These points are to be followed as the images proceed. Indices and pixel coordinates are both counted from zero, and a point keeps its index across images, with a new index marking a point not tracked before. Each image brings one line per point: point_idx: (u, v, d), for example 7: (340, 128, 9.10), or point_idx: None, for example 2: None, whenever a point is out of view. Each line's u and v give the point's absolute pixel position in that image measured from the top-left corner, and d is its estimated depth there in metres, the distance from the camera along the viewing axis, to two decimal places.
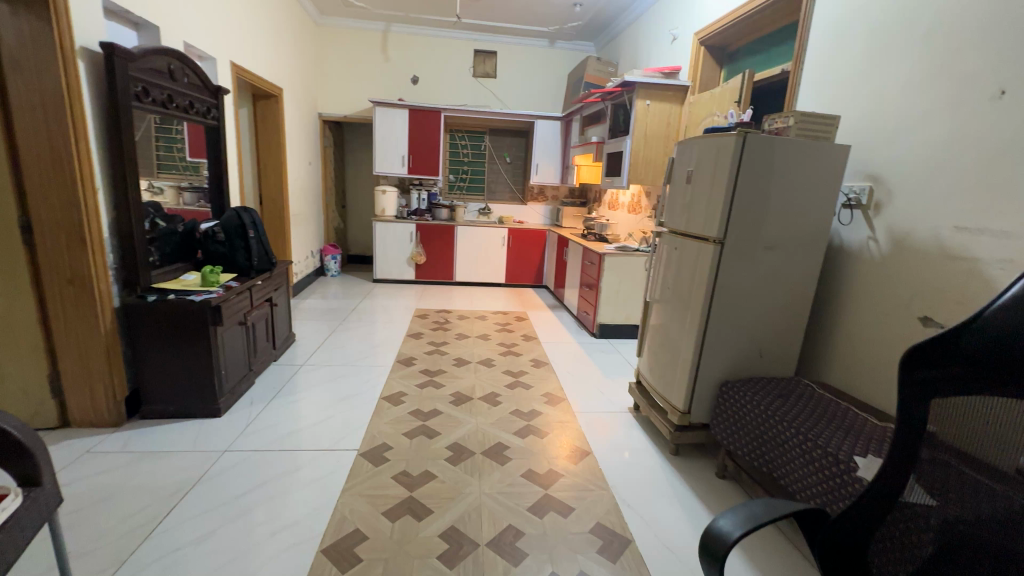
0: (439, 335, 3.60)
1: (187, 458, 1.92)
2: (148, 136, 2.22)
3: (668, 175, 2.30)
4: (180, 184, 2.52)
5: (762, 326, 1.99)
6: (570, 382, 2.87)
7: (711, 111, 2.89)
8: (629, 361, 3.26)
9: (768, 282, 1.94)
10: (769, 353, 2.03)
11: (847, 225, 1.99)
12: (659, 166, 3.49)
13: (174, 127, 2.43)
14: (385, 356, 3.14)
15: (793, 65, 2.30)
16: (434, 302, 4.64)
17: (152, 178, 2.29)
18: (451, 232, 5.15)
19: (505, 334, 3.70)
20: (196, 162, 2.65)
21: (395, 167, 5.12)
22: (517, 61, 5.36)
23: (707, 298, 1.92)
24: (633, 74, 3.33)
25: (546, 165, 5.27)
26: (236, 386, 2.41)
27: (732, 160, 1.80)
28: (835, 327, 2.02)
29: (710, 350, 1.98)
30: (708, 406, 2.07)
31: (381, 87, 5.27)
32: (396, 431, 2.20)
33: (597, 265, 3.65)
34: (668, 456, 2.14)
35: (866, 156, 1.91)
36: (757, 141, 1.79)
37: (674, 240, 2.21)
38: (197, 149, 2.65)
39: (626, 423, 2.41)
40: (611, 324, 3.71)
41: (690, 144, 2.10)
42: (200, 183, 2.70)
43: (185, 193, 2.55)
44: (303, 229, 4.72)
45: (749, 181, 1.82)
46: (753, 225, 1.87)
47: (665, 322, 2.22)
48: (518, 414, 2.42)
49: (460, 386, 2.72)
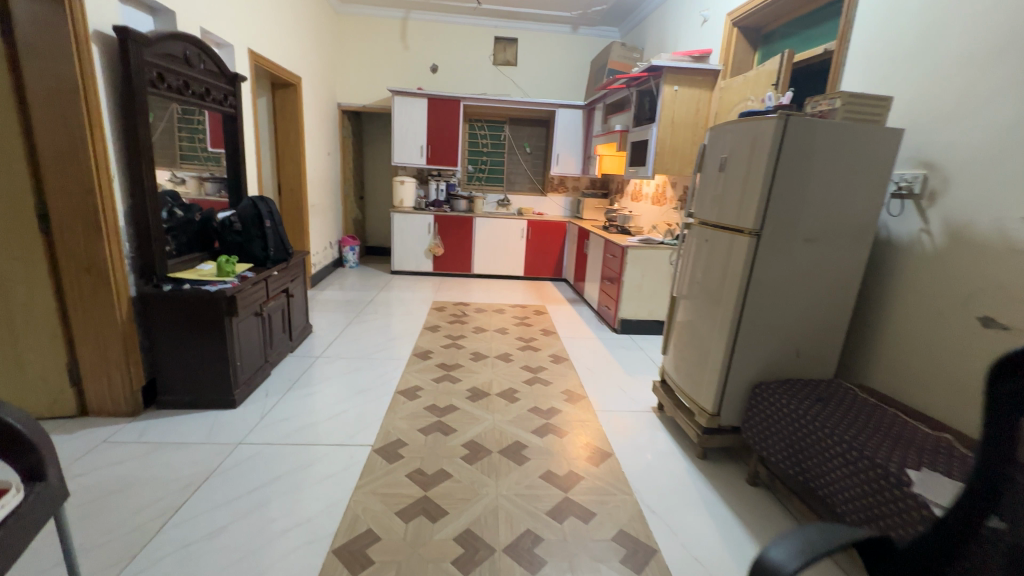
0: (456, 328, 3.54)
1: (201, 450, 1.89)
2: (171, 128, 2.25)
3: (698, 163, 2.17)
4: (203, 175, 2.53)
5: (800, 324, 1.86)
6: (591, 379, 2.77)
7: (744, 95, 2.73)
8: (652, 358, 3.14)
9: (807, 277, 1.81)
10: (806, 354, 1.90)
11: (897, 216, 1.83)
12: (687, 154, 3.33)
13: (197, 118, 2.45)
14: (401, 349, 3.09)
15: (837, 44, 2.14)
16: (452, 294, 4.58)
17: (174, 168, 2.31)
18: (469, 224, 5.08)
19: (523, 328, 3.62)
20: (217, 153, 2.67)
21: (413, 157, 5.05)
22: (539, 48, 5.23)
23: (741, 294, 1.80)
24: (661, 58, 3.18)
25: (567, 155, 5.14)
26: (252, 377, 2.38)
27: (772, 145, 1.67)
28: (882, 328, 1.87)
29: (743, 349, 1.86)
30: (739, 408, 1.95)
31: (400, 76, 5.20)
32: (411, 427, 2.14)
33: (619, 259, 3.54)
34: (695, 460, 2.03)
35: (919, 142, 1.75)
36: (799, 124, 1.65)
37: (704, 232, 2.09)
38: (218, 140, 2.67)
39: (650, 424, 2.31)
40: (633, 319, 3.59)
41: (724, 129, 1.97)
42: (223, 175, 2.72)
43: (207, 184, 2.58)
44: (321, 220, 4.71)
45: (789, 167, 1.69)
46: (792, 215, 1.74)
47: (694, 319, 2.10)
48: (537, 412, 2.34)
49: (477, 381, 2.65)
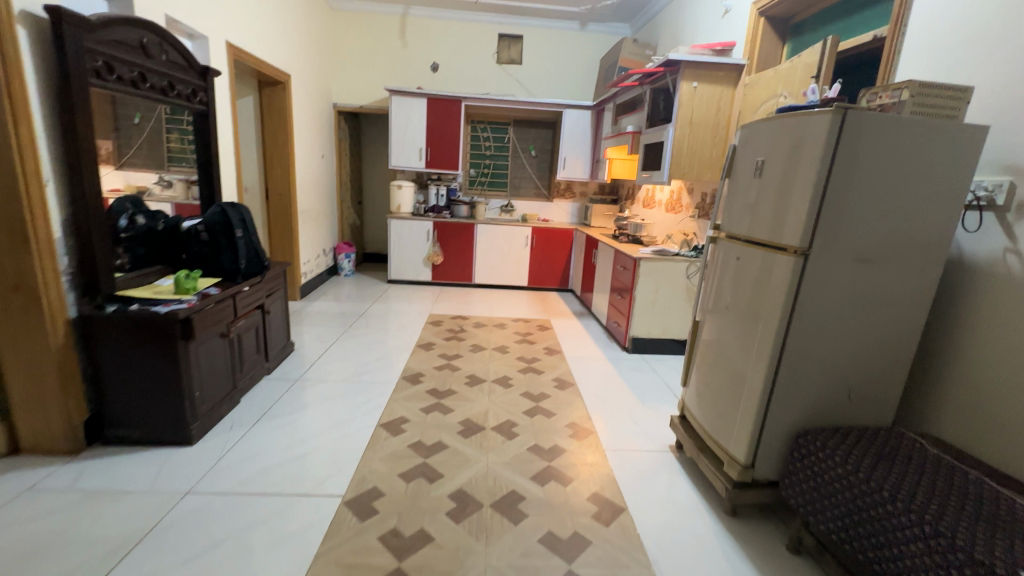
0: (452, 346, 3.25)
1: (143, 500, 1.62)
2: (157, 130, 2.23)
3: (727, 166, 1.86)
4: (191, 178, 2.48)
5: (853, 362, 1.54)
6: (599, 409, 2.46)
7: (775, 91, 2.44)
8: (668, 382, 2.83)
9: (862, 304, 1.49)
10: (860, 396, 1.57)
11: (972, 232, 1.52)
12: (707, 157, 3.02)
13: (185, 117, 2.39)
14: (390, 371, 2.79)
15: (891, 28, 1.82)
16: (451, 306, 4.30)
17: (162, 171, 2.29)
18: (470, 231, 4.81)
19: (525, 346, 3.33)
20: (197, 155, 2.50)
21: (412, 160, 4.79)
22: (545, 46, 4.95)
23: (783, 325, 1.49)
24: (678, 51, 2.88)
25: (574, 159, 4.84)
26: (215, 408, 2.11)
27: (824, 145, 1.36)
28: (951, 365, 1.55)
29: (783, 390, 1.55)
30: (776, 458, 1.63)
31: (399, 76, 4.95)
32: (391, 472, 1.84)
33: (630, 270, 3.24)
34: (722, 517, 1.72)
35: (1005, 142, 1.44)
36: (858, 119, 1.35)
37: (733, 247, 1.78)
38: (201, 140, 2.50)
39: (668, 467, 2.00)
40: (645, 338, 3.28)
41: (759, 127, 1.67)
42: (208, 178, 2.55)
43: (195, 187, 2.51)
44: (313, 226, 4.45)
45: (846, 172, 1.38)
46: (846, 230, 1.43)
47: (722, 350, 1.80)
48: (537, 452, 2.04)
49: (470, 412, 2.35)
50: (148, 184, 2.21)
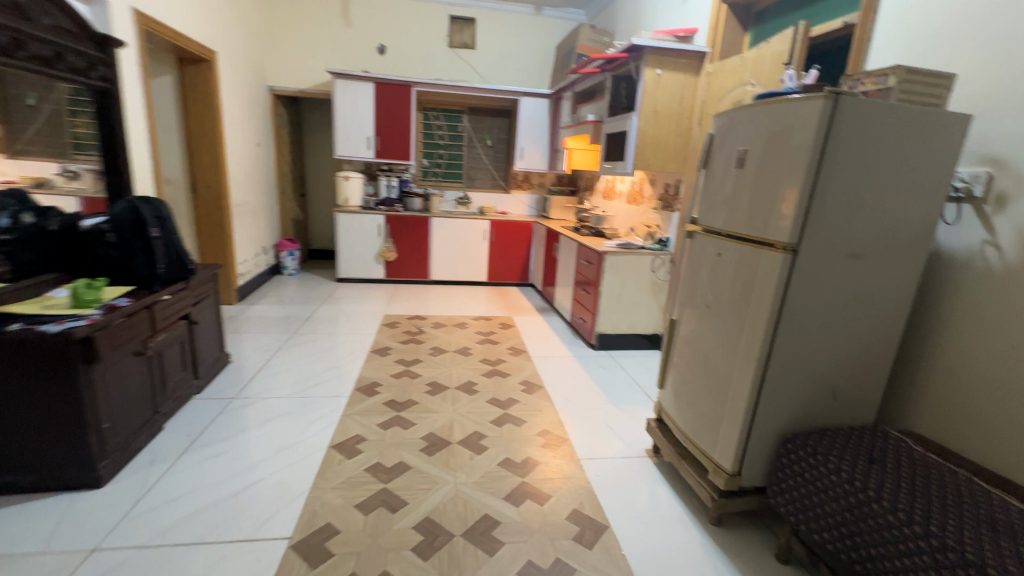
0: (410, 350, 3.03)
1: (33, 565, 1.32)
2: (59, 113, 1.87)
3: (704, 156, 1.76)
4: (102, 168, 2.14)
5: (840, 362, 1.48)
6: (571, 414, 2.33)
7: (741, 80, 2.37)
8: (637, 380, 2.75)
9: (848, 301, 1.43)
10: (846, 395, 1.52)
11: (950, 224, 1.49)
12: (671, 147, 2.94)
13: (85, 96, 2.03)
14: (342, 382, 2.54)
15: (861, 15, 1.77)
16: (407, 306, 4.04)
17: (67, 160, 1.95)
18: (425, 225, 4.56)
19: (488, 347, 3.16)
20: (101, 140, 2.13)
21: (360, 150, 4.46)
22: (499, 30, 4.73)
23: (771, 327, 1.41)
24: (642, 36, 2.77)
25: (532, 149, 4.68)
26: (131, 440, 1.80)
27: (816, 134, 1.27)
28: (931, 359, 1.53)
29: (771, 394, 1.47)
30: (762, 465, 1.56)
31: (342, 58, 4.57)
32: (345, 504, 1.62)
33: (595, 265, 3.13)
34: (708, 527, 1.63)
35: (985, 133, 1.40)
36: (849, 106, 1.26)
37: (713, 243, 1.68)
38: (104, 121, 2.13)
39: (647, 475, 1.90)
40: (611, 334, 3.20)
41: (740, 114, 1.57)
42: (116, 166, 2.18)
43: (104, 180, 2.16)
44: (250, 221, 4.05)
45: (836, 162, 1.30)
46: (834, 225, 1.35)
47: (702, 352, 1.70)
48: (509, 467, 1.88)
49: (434, 425, 2.15)
50: (52, 175, 1.87)
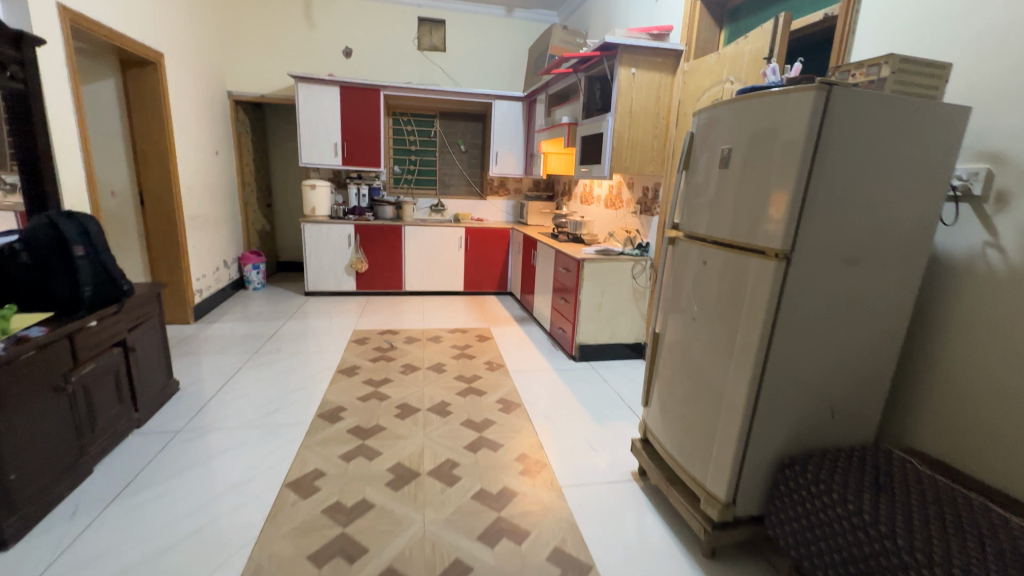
0: (380, 369, 2.84)
1: None
2: None
3: (685, 157, 1.64)
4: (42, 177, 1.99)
5: (838, 377, 1.36)
6: (551, 434, 2.18)
7: (719, 77, 2.27)
8: (620, 394, 2.62)
9: (846, 311, 1.31)
10: (845, 413, 1.40)
11: (947, 226, 1.39)
12: (649, 149, 2.83)
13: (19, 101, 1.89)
14: (303, 407, 2.33)
15: (844, 6, 1.68)
16: (379, 319, 3.84)
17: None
18: (397, 234, 4.38)
19: (464, 362, 2.98)
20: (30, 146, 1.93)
21: (326, 157, 4.26)
22: (470, 32, 4.60)
23: (763, 342, 1.28)
24: (615, 34, 2.66)
25: (507, 154, 4.55)
26: (50, 488, 1.58)
27: (808, 129, 1.14)
28: (931, 370, 1.42)
29: (765, 415, 1.34)
30: (758, 491, 1.42)
31: (306, 61, 4.37)
32: (296, 555, 1.43)
33: (573, 273, 2.99)
34: (702, 562, 1.49)
35: (984, 126, 1.30)
36: (843, 97, 1.14)
37: (698, 250, 1.55)
38: (24, 125, 1.91)
39: (634, 502, 1.75)
40: (592, 344, 3.06)
41: (722, 110, 1.45)
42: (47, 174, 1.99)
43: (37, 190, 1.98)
44: (208, 233, 3.80)
45: (829, 159, 1.18)
46: (829, 229, 1.23)
47: (688, 368, 1.57)
48: (483, 500, 1.71)
49: (402, 454, 1.97)
50: None
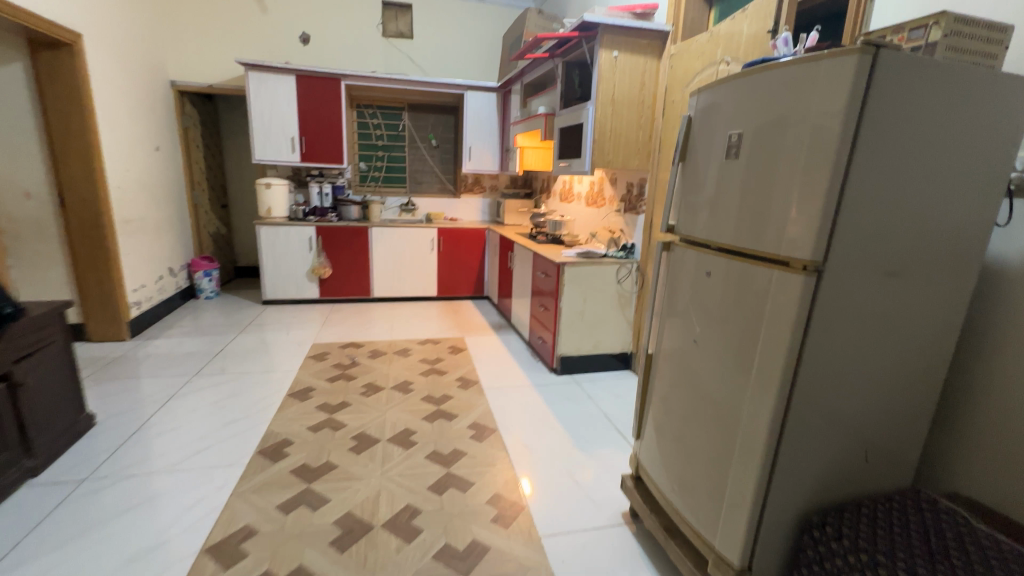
0: (338, 390, 2.52)
1: None
2: None
3: (681, 147, 1.38)
4: None
5: (873, 414, 1.12)
6: (530, 467, 1.90)
7: (713, 58, 2.02)
8: (606, 413, 2.36)
9: (885, 333, 1.06)
10: (879, 456, 1.16)
11: (999, 227, 1.16)
12: (633, 141, 2.57)
13: None
14: (242, 442, 2.01)
15: None
16: (343, 330, 3.51)
17: None
18: (363, 236, 4.05)
19: (433, 380, 2.69)
20: None
21: (283, 153, 3.89)
22: (438, 18, 4.27)
23: (788, 376, 1.02)
24: (595, 12, 2.39)
25: (481, 149, 4.25)
26: None
27: (849, 105, 0.88)
28: (978, 399, 1.19)
29: (789, 465, 1.09)
30: (778, 554, 1.17)
31: (259, 48, 4.00)
32: None
33: (553, 277, 2.72)
34: None
35: None
36: (890, 64, 0.88)
37: (700, 258, 1.29)
38: None
39: (626, 555, 1.48)
40: (575, 355, 2.79)
41: (729, 87, 1.18)
42: None
43: None
44: (147, 239, 3.41)
45: (873, 145, 0.92)
46: (869, 234, 0.98)
47: (690, 400, 1.31)
48: (448, 560, 1.43)
49: (354, 500, 1.67)
50: None
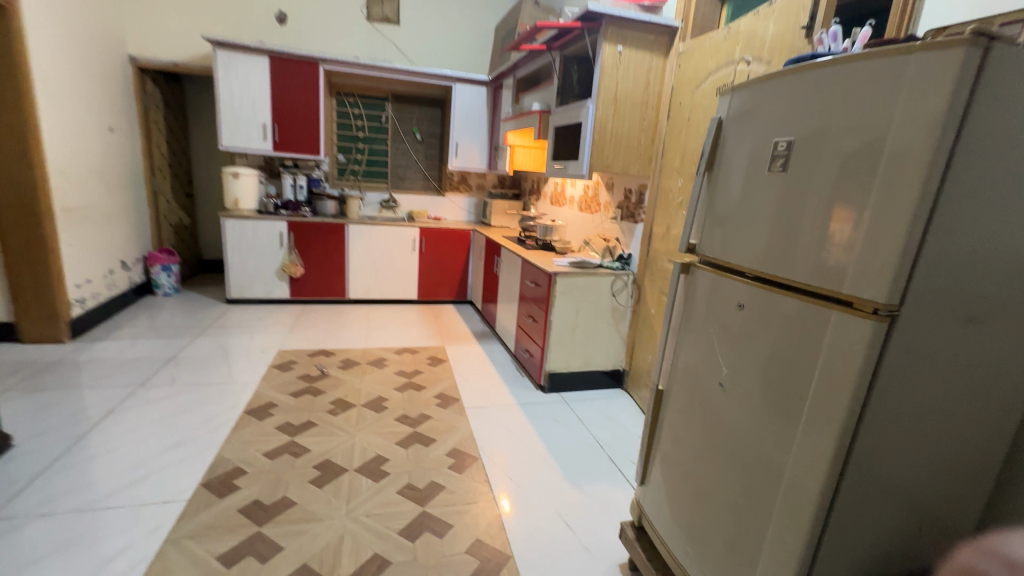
0: (303, 406, 2.27)
1: None
2: None
3: (709, 155, 1.18)
4: None
5: (933, 481, 0.95)
6: (516, 504, 1.70)
7: (731, 58, 1.84)
8: (598, 439, 2.17)
9: (956, 388, 0.89)
10: (935, 528, 0.99)
11: None
12: (634, 145, 2.38)
13: None
14: (186, 471, 1.75)
15: None
16: (313, 335, 3.24)
17: None
18: (339, 233, 3.78)
19: (410, 396, 2.46)
20: None
21: (254, 140, 3.59)
22: (427, 5, 4.02)
23: (845, 440, 0.84)
24: (599, 2, 2.19)
25: (468, 145, 4.02)
26: None
27: (948, 113, 0.70)
28: None
29: (836, 542, 0.91)
30: None
31: (230, 26, 3.68)
32: None
33: (543, 288, 2.51)
34: None
35: None
36: (1000, 65, 0.70)
37: (729, 287, 1.09)
38: None
39: None
40: (565, 372, 2.60)
41: (775, 86, 0.99)
42: None
43: None
44: (96, 229, 3.08)
45: (971, 166, 0.74)
46: (953, 273, 0.80)
47: (710, 450, 1.13)
48: None
49: (312, 547, 1.44)
50: None
